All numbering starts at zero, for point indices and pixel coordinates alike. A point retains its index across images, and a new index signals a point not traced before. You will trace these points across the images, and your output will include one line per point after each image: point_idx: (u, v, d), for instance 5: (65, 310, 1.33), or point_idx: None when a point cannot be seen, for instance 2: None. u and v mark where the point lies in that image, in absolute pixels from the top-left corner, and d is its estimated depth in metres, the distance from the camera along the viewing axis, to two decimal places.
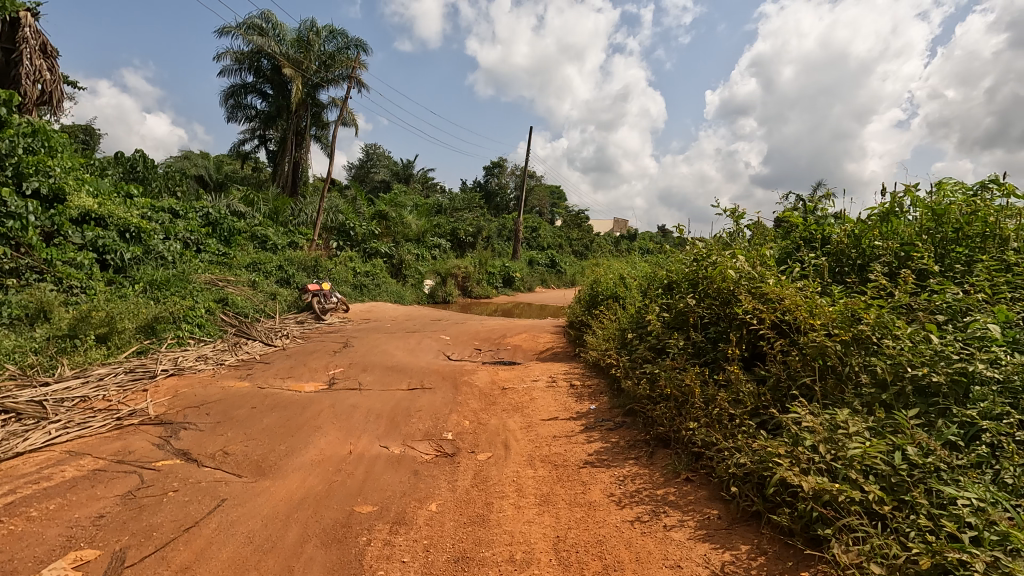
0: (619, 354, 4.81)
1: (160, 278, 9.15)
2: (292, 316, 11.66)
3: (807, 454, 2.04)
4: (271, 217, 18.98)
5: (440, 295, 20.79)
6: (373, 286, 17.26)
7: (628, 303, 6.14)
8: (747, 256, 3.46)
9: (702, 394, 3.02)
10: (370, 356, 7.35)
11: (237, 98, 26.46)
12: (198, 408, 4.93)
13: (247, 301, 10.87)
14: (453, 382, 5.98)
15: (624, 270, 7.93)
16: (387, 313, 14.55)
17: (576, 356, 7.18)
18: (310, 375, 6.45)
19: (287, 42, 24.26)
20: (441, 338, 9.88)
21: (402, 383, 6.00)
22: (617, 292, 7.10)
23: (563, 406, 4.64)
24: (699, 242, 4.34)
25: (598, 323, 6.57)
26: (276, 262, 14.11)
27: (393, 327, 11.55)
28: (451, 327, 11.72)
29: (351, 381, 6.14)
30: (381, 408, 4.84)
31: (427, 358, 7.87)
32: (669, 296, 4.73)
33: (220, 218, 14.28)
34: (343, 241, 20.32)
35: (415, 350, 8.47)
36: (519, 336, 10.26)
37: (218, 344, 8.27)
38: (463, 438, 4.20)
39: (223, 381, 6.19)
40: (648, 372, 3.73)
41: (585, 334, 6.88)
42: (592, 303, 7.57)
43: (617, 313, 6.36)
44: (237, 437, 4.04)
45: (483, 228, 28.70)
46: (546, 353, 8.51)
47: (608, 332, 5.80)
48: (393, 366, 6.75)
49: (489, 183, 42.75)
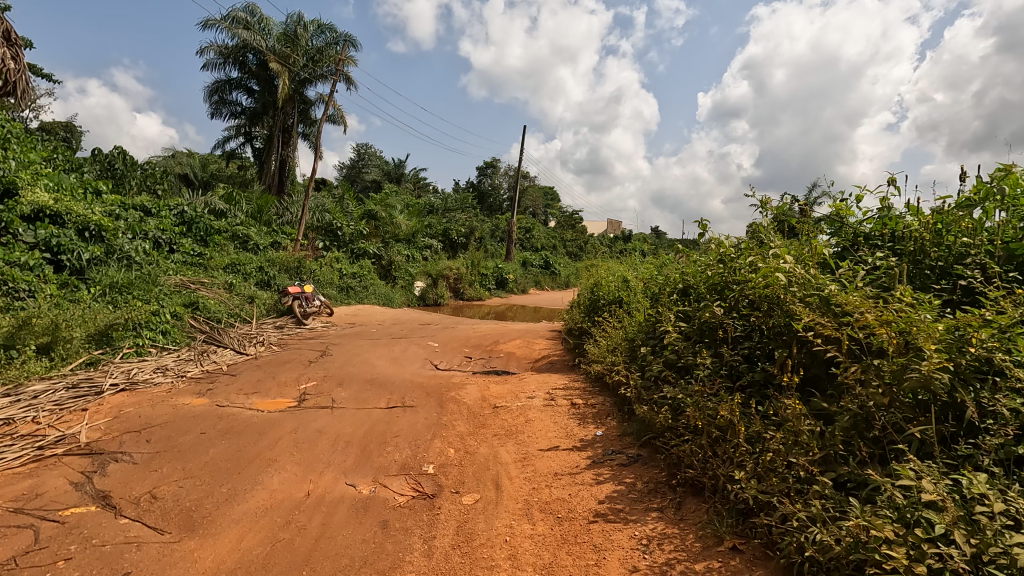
0: (629, 370, 4.16)
1: (122, 280, 8.44)
2: (271, 321, 10.95)
3: (936, 547, 1.40)
4: (254, 217, 18.23)
5: (432, 297, 20.00)
6: (361, 288, 16.55)
7: (635, 309, 5.50)
8: (794, 256, 2.82)
9: (747, 432, 2.38)
10: (348, 366, 6.66)
11: (222, 94, 25.68)
12: (139, 433, 4.23)
13: (222, 305, 10.16)
14: (438, 399, 5.30)
15: (626, 273, 7.29)
16: (374, 317, 13.84)
17: (575, 367, 6.52)
18: (278, 389, 5.74)
19: (273, 37, 23.55)
20: (429, 345, 9.20)
21: (380, 399, 5.31)
22: (620, 297, 6.46)
23: (565, 431, 3.97)
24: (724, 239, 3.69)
25: (601, 331, 5.92)
26: (257, 263, 13.39)
27: (378, 333, 10.86)
28: (440, 332, 11.05)
29: (324, 398, 5.46)
30: (353, 433, 4.15)
31: (411, 369, 7.19)
32: (687, 303, 4.09)
33: (196, 216, 13.52)
34: (330, 241, 19.59)
35: (400, 359, 7.79)
36: (512, 343, 9.60)
37: (182, 353, 7.56)
38: (446, 473, 3.52)
39: (179, 397, 5.48)
40: (669, 398, 3.09)
41: (585, 343, 6.23)
42: (593, 309, 6.93)
43: (622, 320, 5.71)
44: (173, 474, 3.35)
45: (476, 229, 28.01)
46: (542, 362, 7.86)
47: (612, 342, 5.15)
48: (373, 379, 6.07)
49: (482, 184, 42.09)
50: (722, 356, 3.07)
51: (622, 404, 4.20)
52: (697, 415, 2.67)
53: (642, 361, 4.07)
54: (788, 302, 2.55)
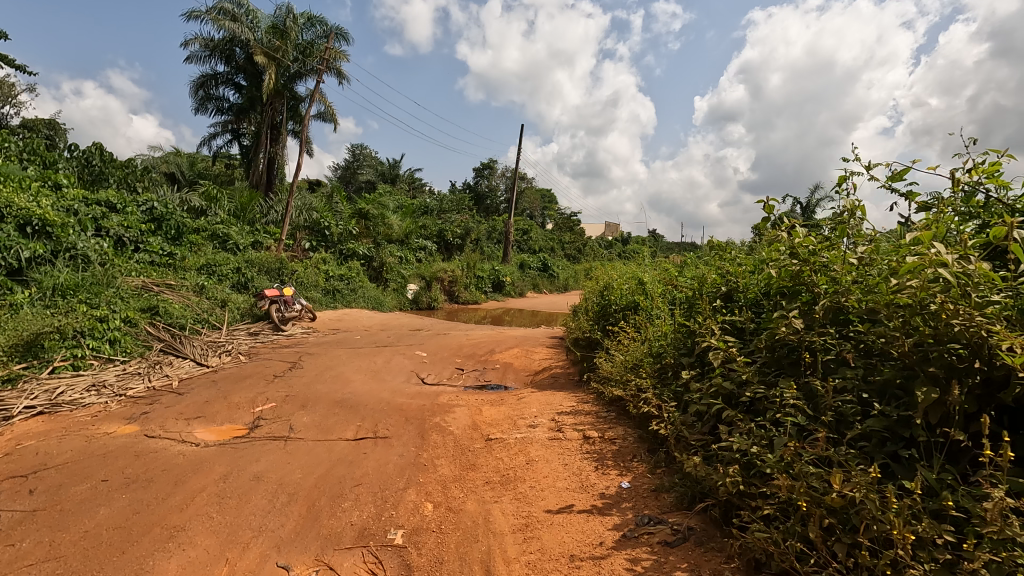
0: (663, 397, 3.23)
1: (68, 281, 7.48)
2: (244, 327, 9.99)
3: None
4: (235, 215, 17.26)
5: (425, 300, 18.99)
6: (348, 291, 15.57)
7: (660, 318, 4.56)
8: (942, 244, 1.90)
9: (901, 531, 1.45)
10: (317, 383, 5.69)
11: (207, 89, 24.75)
12: (23, 479, 3.25)
13: (187, 309, 9.18)
14: (421, 427, 4.33)
15: (641, 273, 6.35)
16: (361, 322, 12.86)
17: (583, 383, 5.58)
18: (226, 414, 4.76)
19: (261, 30, 22.65)
20: (416, 355, 8.23)
21: (349, 426, 4.35)
22: (637, 304, 5.52)
23: (580, 480, 3.02)
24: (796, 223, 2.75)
25: (615, 344, 4.98)
26: (235, 263, 12.41)
27: (362, 340, 9.88)
28: (430, 339, 10.08)
29: (281, 424, 4.52)
30: (304, 479, 3.18)
31: (393, 385, 6.22)
32: (741, 313, 3.17)
33: (166, 213, 12.50)
34: (318, 241, 18.61)
35: (380, 373, 6.83)
36: (509, 352, 8.63)
37: (130, 366, 6.61)
38: (419, 544, 2.55)
39: (103, 423, 4.52)
40: (737, 449, 2.17)
41: (597, 356, 5.28)
42: (603, 316, 5.98)
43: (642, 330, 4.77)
44: (33, 553, 2.40)
45: (472, 230, 27.07)
46: (543, 375, 6.91)
47: (634, 358, 4.21)
48: (343, 399, 5.11)
49: (479, 185, 41.21)
50: (815, 392, 2.16)
51: (655, 443, 3.24)
52: (800, 491, 1.75)
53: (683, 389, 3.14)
54: (949, 316, 1.65)
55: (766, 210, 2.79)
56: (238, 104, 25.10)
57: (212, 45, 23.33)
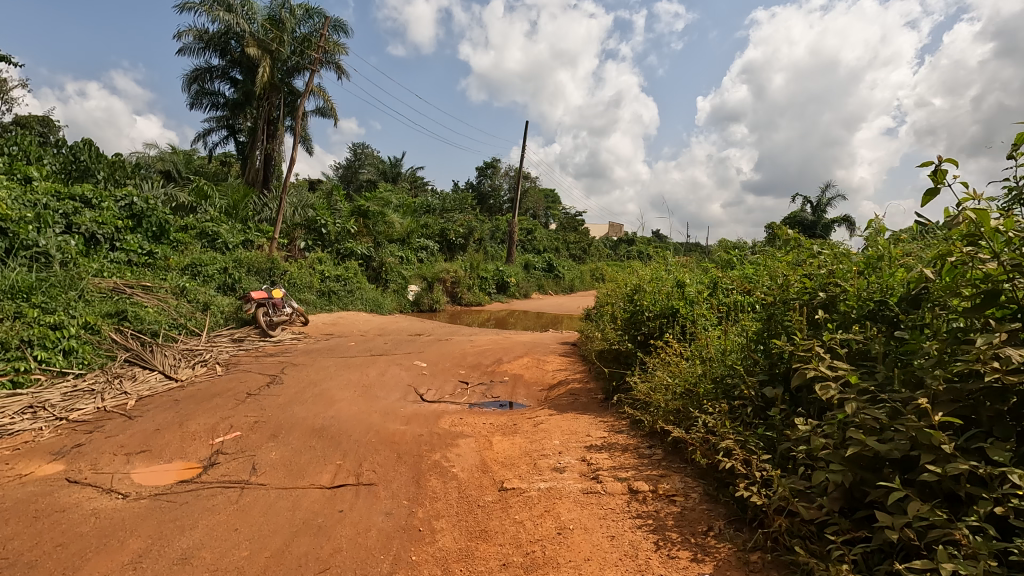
0: (752, 445, 2.34)
1: (21, 283, 6.63)
2: (227, 332, 9.13)
3: None
4: (227, 212, 16.41)
5: (427, 302, 18.10)
6: (345, 292, 14.70)
7: (723, 335, 3.64)
8: None
9: None
10: (297, 403, 4.80)
11: (202, 83, 23.94)
12: None
13: (162, 314, 8.30)
14: (417, 469, 3.43)
15: (677, 276, 5.44)
16: (357, 327, 11.97)
17: (613, 405, 4.67)
18: (178, 447, 3.86)
19: (257, 21, 21.80)
20: (415, 365, 7.33)
21: (325, 467, 3.45)
22: (681, 315, 4.59)
23: (639, 572, 2.11)
24: (981, 196, 1.82)
25: (659, 362, 4.07)
26: (221, 263, 11.56)
27: (355, 347, 8.98)
28: (430, 346, 9.19)
29: (243, 462, 3.62)
30: (249, 561, 2.30)
31: (388, 405, 5.32)
32: (866, 331, 2.30)
33: (147, 209, 11.39)
34: (314, 241, 17.71)
35: (373, 389, 5.93)
36: (519, 361, 7.73)
37: (84, 381, 5.76)
38: None
39: (21, 460, 3.64)
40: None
41: (634, 375, 4.36)
42: (635, 325, 5.06)
43: (695, 348, 3.86)
44: None
45: (475, 229, 26.17)
46: (560, 393, 6.01)
47: (694, 384, 3.32)
48: (324, 427, 4.21)
49: (482, 185, 40.31)
50: None
51: (740, 511, 2.34)
52: None
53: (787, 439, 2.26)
54: None
55: (940, 177, 1.74)
56: (233, 99, 24.26)
57: (207, 38, 22.49)
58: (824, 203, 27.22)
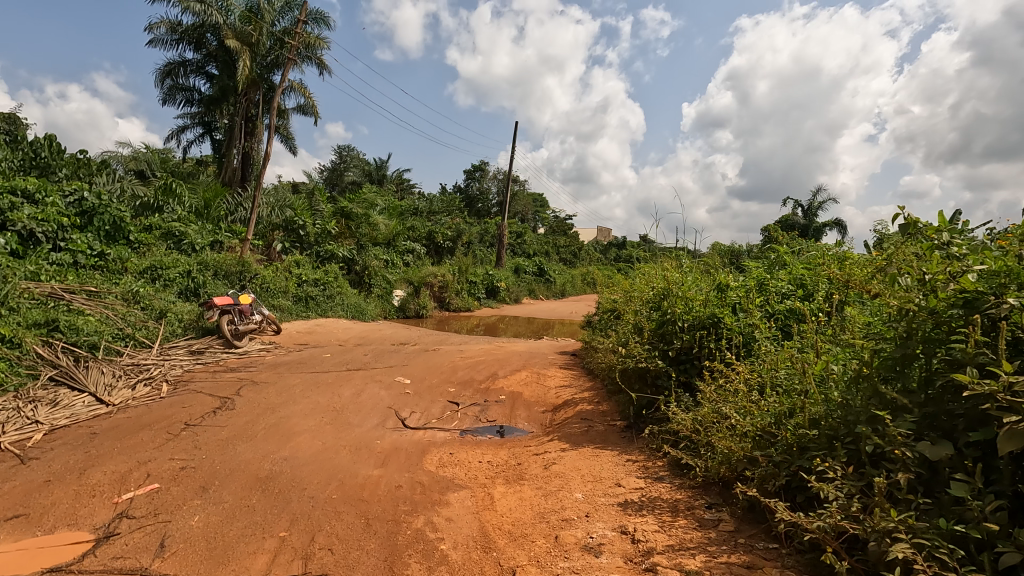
0: (941, 553, 1.41)
1: None
2: (183, 344, 8.08)
3: None
4: (198, 212, 15.32)
5: (413, 308, 17.05)
6: (324, 298, 13.62)
7: (808, 358, 2.73)
8: None
9: None
10: (243, 439, 3.78)
11: (175, 78, 22.77)
12: None
13: (105, 323, 7.24)
14: (390, 547, 2.45)
15: (711, 278, 4.53)
16: (336, 335, 10.92)
17: (645, 438, 3.73)
18: (66, 510, 2.84)
19: (233, 13, 20.71)
20: (396, 381, 6.33)
21: (262, 546, 2.46)
22: (729, 327, 3.68)
23: None
24: None
25: (716, 393, 3.14)
26: (185, 265, 10.48)
27: (330, 360, 7.96)
28: (415, 357, 8.19)
29: (149, 534, 2.62)
30: None
31: (360, 438, 4.33)
32: None
33: (99, 204, 10.23)
34: (292, 243, 16.60)
35: (344, 415, 4.93)
36: (516, 376, 6.76)
37: None
38: None
39: None
40: None
41: (675, 406, 3.45)
42: (664, 339, 4.13)
43: (763, 373, 2.97)
44: None
45: (463, 232, 25.14)
46: (569, 418, 5.06)
47: (782, 426, 2.41)
48: (274, 474, 3.20)
49: (470, 188, 39.37)
50: None
51: None
52: None
53: (1017, 546, 1.34)
54: None
55: None
56: (209, 95, 23.09)
57: (180, 30, 21.31)
58: (817, 206, 26.67)
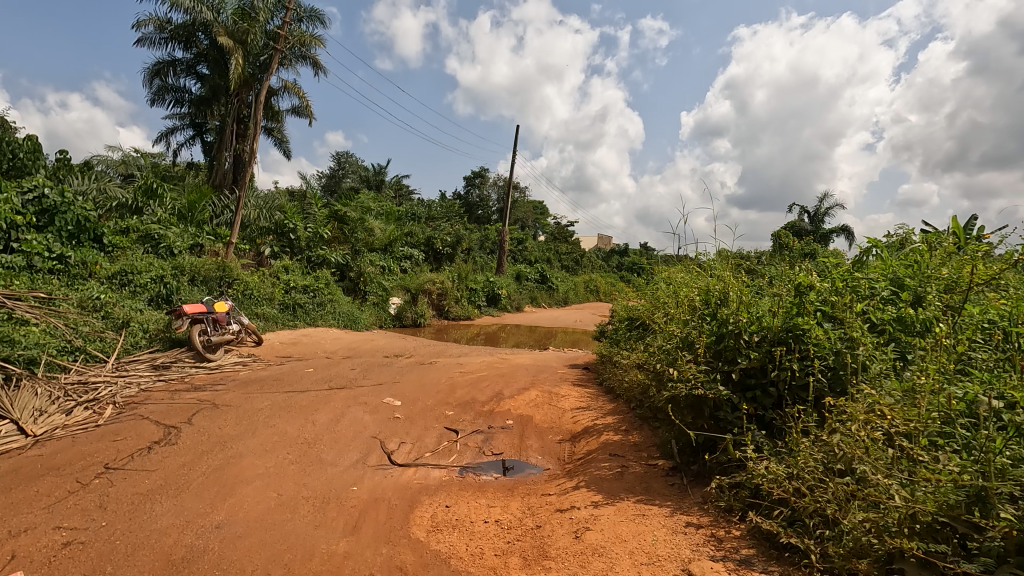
0: None
1: None
2: (146, 358, 7.13)
3: None
4: (181, 214, 14.40)
5: (410, 316, 16.08)
6: (314, 306, 12.64)
7: (991, 404, 1.87)
8: None
9: None
10: (169, 492, 2.85)
11: (164, 77, 21.93)
12: None
13: (51, 335, 6.27)
14: None
15: (772, 278, 3.61)
16: (323, 347, 9.95)
17: (709, 493, 2.77)
18: None
19: (225, 10, 19.88)
20: (383, 403, 5.36)
21: None
22: (820, 342, 2.77)
23: None
24: None
25: (833, 445, 2.23)
26: (158, 270, 9.53)
27: (312, 376, 7.00)
28: (409, 373, 7.22)
29: None
30: None
31: (331, 484, 3.40)
32: None
33: (61, 202, 9.26)
34: (282, 247, 15.64)
35: (315, 450, 3.98)
36: (524, 396, 5.79)
37: None
38: None
39: None
40: None
41: (765, 455, 2.53)
42: (724, 357, 3.20)
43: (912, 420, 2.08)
44: None
45: (463, 238, 24.26)
46: (594, 453, 4.10)
47: (999, 519, 1.54)
48: (195, 557, 2.27)
49: (470, 194, 38.54)
50: None
51: None
52: None
53: None
54: None
55: None
56: (200, 95, 22.26)
57: (169, 28, 20.45)
58: (824, 212, 25.86)
